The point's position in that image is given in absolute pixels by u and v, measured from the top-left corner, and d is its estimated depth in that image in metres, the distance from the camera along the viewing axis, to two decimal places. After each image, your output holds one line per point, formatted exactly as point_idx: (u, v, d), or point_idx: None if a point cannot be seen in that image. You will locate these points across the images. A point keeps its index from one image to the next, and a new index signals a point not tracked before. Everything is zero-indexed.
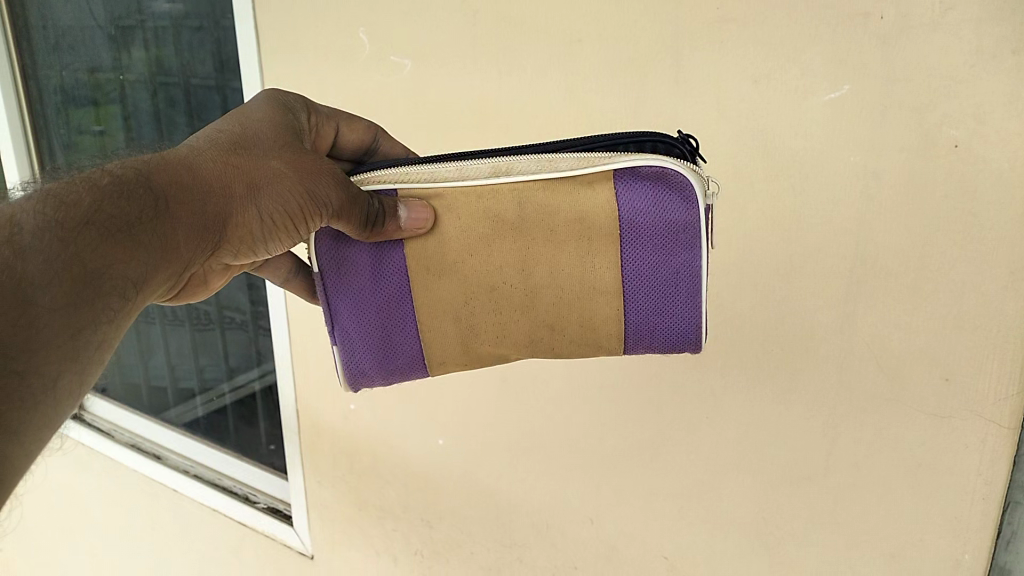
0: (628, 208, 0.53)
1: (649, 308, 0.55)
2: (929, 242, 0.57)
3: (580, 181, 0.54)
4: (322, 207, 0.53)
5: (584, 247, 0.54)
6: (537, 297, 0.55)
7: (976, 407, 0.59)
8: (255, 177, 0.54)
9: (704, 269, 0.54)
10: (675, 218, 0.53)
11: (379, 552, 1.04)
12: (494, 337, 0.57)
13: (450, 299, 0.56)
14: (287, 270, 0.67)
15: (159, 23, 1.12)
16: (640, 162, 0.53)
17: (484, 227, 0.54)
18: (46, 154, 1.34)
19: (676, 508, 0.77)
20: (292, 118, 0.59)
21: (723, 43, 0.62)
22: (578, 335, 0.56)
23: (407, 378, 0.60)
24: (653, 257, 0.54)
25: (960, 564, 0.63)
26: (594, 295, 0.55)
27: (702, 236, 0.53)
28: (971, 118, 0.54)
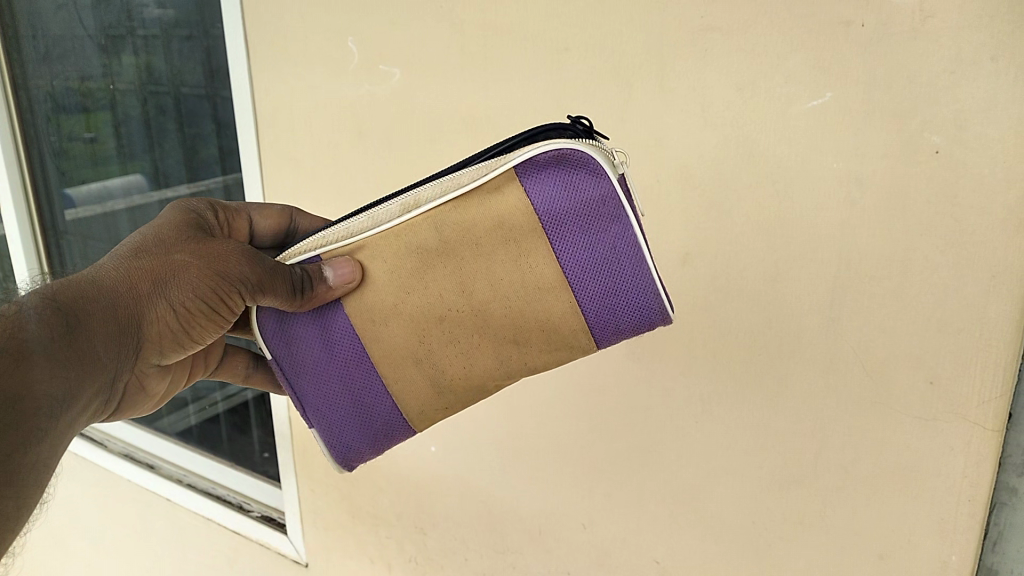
0: (541, 199, 0.53)
1: (599, 291, 0.54)
2: (912, 246, 0.58)
3: (487, 189, 0.54)
4: (238, 285, 0.57)
5: (515, 252, 0.54)
6: (487, 312, 0.56)
7: (961, 408, 0.59)
8: (160, 272, 0.59)
9: (637, 237, 0.53)
10: (590, 193, 0.52)
11: (373, 558, 1.04)
12: (462, 365, 0.59)
13: (406, 340, 0.59)
14: (247, 363, 0.77)
15: (149, 31, 1.12)
16: (533, 152, 0.52)
17: (412, 261, 0.57)
18: (36, 163, 1.34)
19: (667, 512, 0.77)
20: (195, 215, 0.64)
21: (707, 50, 0.62)
22: (544, 341, 0.57)
23: (395, 437, 0.64)
24: (584, 239, 0.53)
25: (947, 565, 0.64)
26: (542, 294, 0.55)
27: (623, 203, 0.52)
28: (953, 125, 0.54)
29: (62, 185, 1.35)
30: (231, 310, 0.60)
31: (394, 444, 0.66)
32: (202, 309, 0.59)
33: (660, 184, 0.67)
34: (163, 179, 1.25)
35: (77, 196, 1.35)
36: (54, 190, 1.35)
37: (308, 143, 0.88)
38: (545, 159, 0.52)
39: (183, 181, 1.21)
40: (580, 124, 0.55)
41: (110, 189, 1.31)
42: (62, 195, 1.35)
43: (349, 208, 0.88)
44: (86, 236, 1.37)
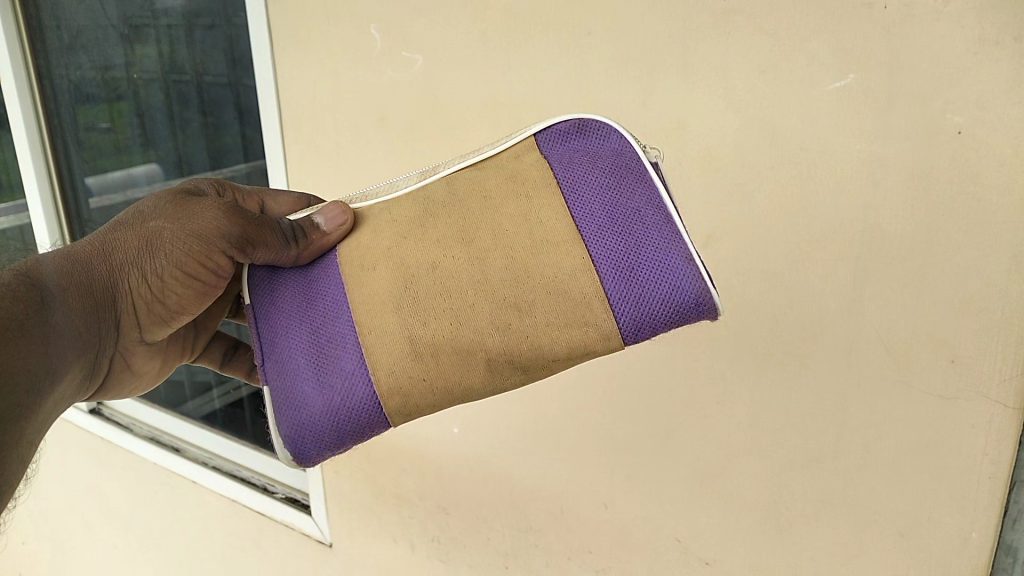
0: (560, 162, 0.55)
1: (619, 249, 0.50)
2: (934, 226, 0.59)
3: (507, 156, 0.57)
4: (222, 244, 0.59)
5: (525, 205, 0.53)
6: (486, 262, 0.52)
7: (982, 387, 0.60)
8: (139, 242, 0.61)
9: (664, 197, 0.51)
10: (612, 157, 0.54)
11: (397, 538, 1.06)
12: (449, 325, 0.51)
13: (390, 287, 0.54)
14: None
15: (172, 20, 1.13)
16: (554, 122, 0.57)
17: (416, 211, 0.56)
18: (60, 151, 1.35)
19: (688, 491, 0.79)
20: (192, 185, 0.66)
21: (730, 33, 0.63)
22: (550, 308, 0.50)
23: (350, 407, 0.53)
24: (603, 196, 0.52)
25: (968, 542, 0.64)
26: (551, 247, 0.51)
27: (649, 169, 0.52)
28: (974, 105, 0.55)
29: (85, 174, 1.36)
30: (216, 272, 0.61)
31: (353, 433, 0.54)
32: (181, 273, 0.61)
33: (683, 166, 0.68)
34: (186, 166, 1.26)
35: (97, 184, 1.37)
36: (76, 180, 1.37)
37: (331, 130, 0.89)
38: (567, 129, 0.56)
39: (207, 168, 1.23)
40: None
41: (135, 176, 1.33)
42: (84, 184, 1.37)
43: None
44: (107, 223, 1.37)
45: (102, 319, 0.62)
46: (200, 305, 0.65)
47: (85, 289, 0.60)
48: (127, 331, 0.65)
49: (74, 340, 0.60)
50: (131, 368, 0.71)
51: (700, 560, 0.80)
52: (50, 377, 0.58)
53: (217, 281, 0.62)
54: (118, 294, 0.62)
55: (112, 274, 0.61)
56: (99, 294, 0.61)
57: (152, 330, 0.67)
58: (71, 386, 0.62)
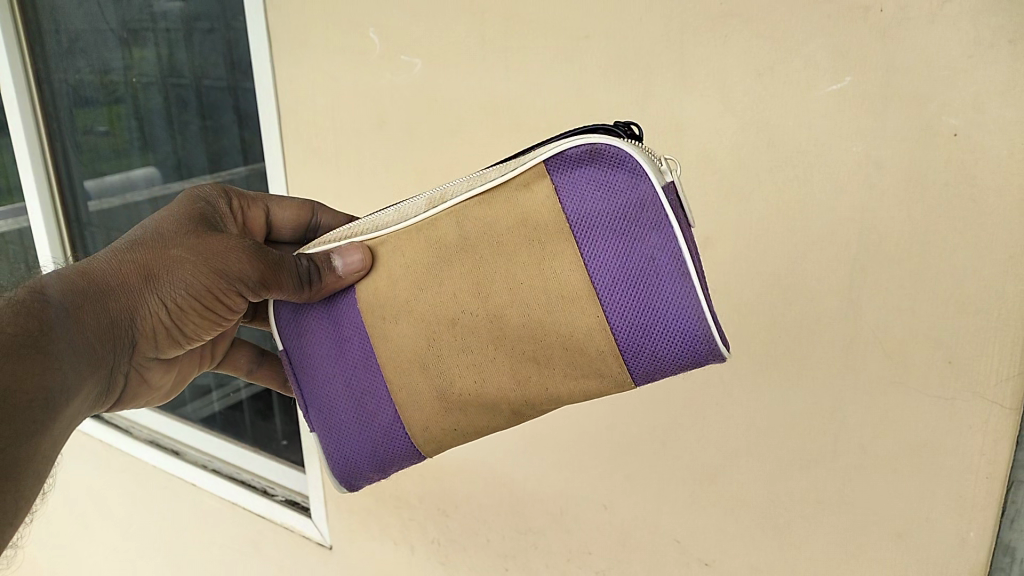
0: (572, 200, 0.52)
1: (634, 309, 0.51)
2: (930, 227, 0.59)
3: (515, 183, 0.53)
4: (238, 278, 0.59)
5: (538, 254, 0.53)
6: (503, 317, 0.54)
7: (979, 387, 0.60)
8: (153, 267, 0.61)
9: (680, 248, 0.50)
10: (626, 195, 0.51)
11: (397, 541, 1.06)
12: (474, 380, 0.56)
13: (416, 343, 0.57)
14: (251, 361, 0.80)
15: (171, 24, 1.13)
16: (564, 146, 0.52)
17: (429, 257, 0.56)
18: (59, 155, 1.35)
19: (687, 492, 0.79)
20: (206, 205, 0.66)
21: (727, 37, 0.63)
22: (567, 363, 0.54)
23: (394, 453, 0.61)
24: (617, 245, 0.51)
25: (966, 542, 0.65)
26: (566, 304, 0.52)
27: (665, 209, 0.50)
28: (970, 108, 0.55)
29: (83, 177, 1.36)
30: (231, 301, 0.62)
31: (396, 466, 0.63)
32: (197, 302, 0.61)
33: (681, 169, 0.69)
34: (185, 170, 1.26)
35: (95, 188, 1.37)
36: (75, 184, 1.37)
37: (331, 134, 0.89)
38: (577, 155, 0.52)
39: (206, 171, 1.23)
40: (626, 130, 0.54)
41: (133, 180, 1.33)
42: (83, 188, 1.37)
43: (372, 196, 0.89)
44: (110, 228, 1.38)
45: (116, 339, 0.62)
46: (214, 327, 0.66)
47: (98, 311, 0.60)
48: (141, 351, 0.66)
49: (88, 361, 0.60)
50: (147, 384, 0.72)
51: (699, 561, 0.81)
52: (62, 396, 0.57)
53: (231, 309, 0.63)
54: (133, 319, 0.62)
55: (126, 298, 0.61)
56: (113, 317, 0.61)
57: (166, 349, 0.67)
58: (85, 407, 0.63)
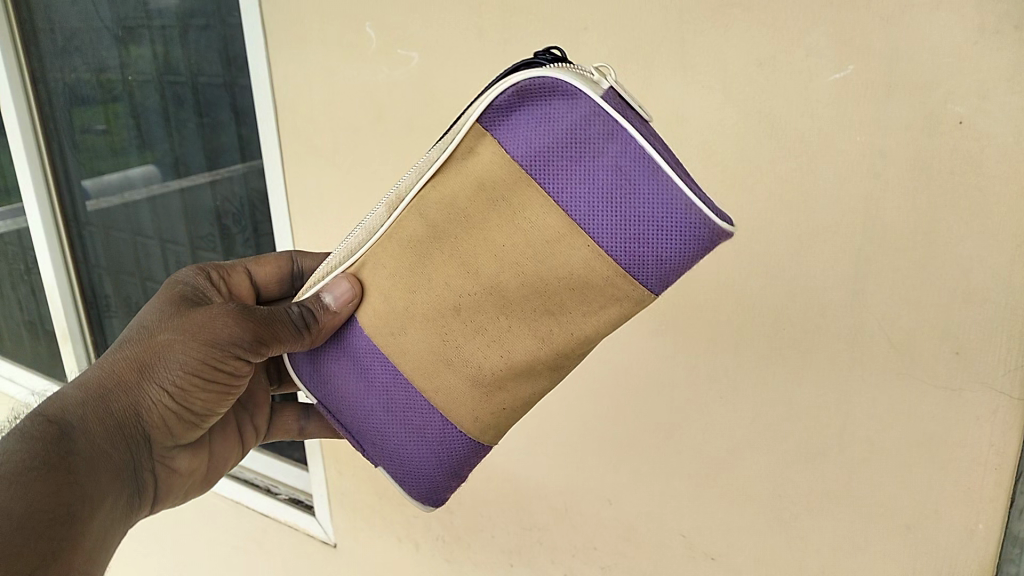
0: (518, 145, 0.49)
1: (621, 225, 0.48)
2: (936, 217, 0.58)
3: (459, 151, 0.51)
4: (233, 343, 0.61)
5: (508, 210, 0.51)
6: (502, 286, 0.52)
7: (987, 378, 0.60)
8: (148, 358, 0.62)
9: (640, 147, 0.47)
10: (568, 120, 0.48)
11: (401, 538, 1.06)
12: (500, 356, 0.55)
13: (429, 342, 0.56)
14: (299, 416, 0.82)
15: (166, 21, 1.12)
16: (490, 98, 0.50)
17: (410, 257, 0.55)
18: (54, 152, 1.34)
19: (692, 486, 0.78)
20: (186, 284, 0.67)
21: (728, 26, 0.62)
22: (580, 302, 0.52)
23: (458, 455, 0.59)
24: (580, 170, 0.49)
25: (974, 534, 0.64)
26: (555, 249, 0.50)
27: (612, 116, 0.47)
28: (975, 95, 0.54)
29: (80, 177, 1.36)
30: (234, 364, 0.63)
31: (467, 466, 0.61)
32: (202, 375, 0.62)
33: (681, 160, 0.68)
34: (182, 168, 1.26)
35: (94, 187, 1.36)
36: (72, 183, 1.36)
37: (328, 131, 0.89)
38: (506, 101, 0.49)
39: (205, 168, 1.23)
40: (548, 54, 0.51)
41: (131, 178, 1.33)
42: (80, 187, 1.36)
43: (370, 192, 0.88)
44: (110, 227, 1.38)
45: (132, 437, 0.62)
46: (226, 395, 0.67)
47: (104, 414, 0.60)
48: (160, 443, 0.66)
49: (111, 466, 0.60)
50: (181, 477, 0.71)
51: (705, 556, 0.80)
52: (87, 506, 0.56)
53: (236, 371, 0.64)
54: (143, 413, 0.63)
55: (129, 395, 0.62)
56: (122, 416, 0.61)
57: (185, 431, 0.67)
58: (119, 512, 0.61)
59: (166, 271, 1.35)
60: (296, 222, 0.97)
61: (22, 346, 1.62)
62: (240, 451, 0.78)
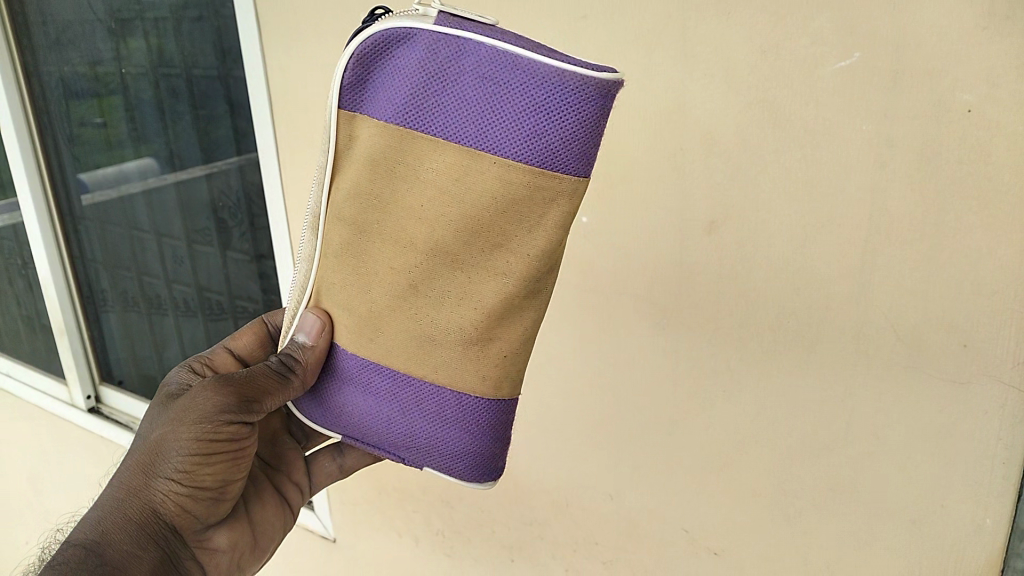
0: (384, 108, 0.48)
1: (512, 127, 0.45)
2: (944, 207, 0.57)
3: (343, 143, 0.50)
4: (226, 411, 0.59)
5: (411, 172, 0.49)
6: (443, 242, 0.49)
7: (996, 371, 0.59)
8: (150, 458, 0.60)
9: (488, 45, 0.45)
10: (414, 61, 0.47)
11: (401, 534, 1.05)
12: (473, 309, 0.51)
13: (406, 329, 0.53)
14: (336, 454, 0.77)
15: (159, 13, 1.11)
16: (337, 81, 0.49)
17: (348, 263, 0.53)
18: (49, 147, 1.31)
19: (695, 481, 0.77)
20: (172, 381, 0.66)
21: (731, 13, 0.61)
22: (519, 220, 0.48)
23: (485, 420, 0.54)
24: (451, 97, 0.46)
25: (982, 529, 0.63)
26: (468, 186, 0.47)
27: (450, 34, 0.46)
28: (984, 82, 0.53)
29: (76, 171, 1.34)
30: (235, 430, 0.60)
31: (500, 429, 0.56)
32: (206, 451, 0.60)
33: (683, 151, 0.67)
34: (178, 161, 1.26)
35: (91, 181, 1.35)
36: (68, 177, 1.34)
37: (323, 123, 0.87)
38: (354, 76, 0.48)
39: (199, 162, 1.23)
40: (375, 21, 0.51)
41: (126, 172, 1.33)
42: (76, 181, 1.34)
43: None
44: (106, 222, 1.37)
45: (160, 534, 0.61)
46: (239, 462, 0.64)
47: (122, 522, 0.59)
48: (190, 530, 0.63)
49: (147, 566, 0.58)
50: (228, 558, 0.68)
51: (708, 550, 0.79)
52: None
53: (242, 435, 0.61)
54: (162, 509, 0.61)
55: (140, 497, 0.60)
56: (141, 518, 0.60)
57: (212, 510, 0.64)
58: None
59: (162, 263, 1.36)
60: (293, 215, 0.96)
61: (20, 340, 1.60)
62: (288, 517, 0.75)
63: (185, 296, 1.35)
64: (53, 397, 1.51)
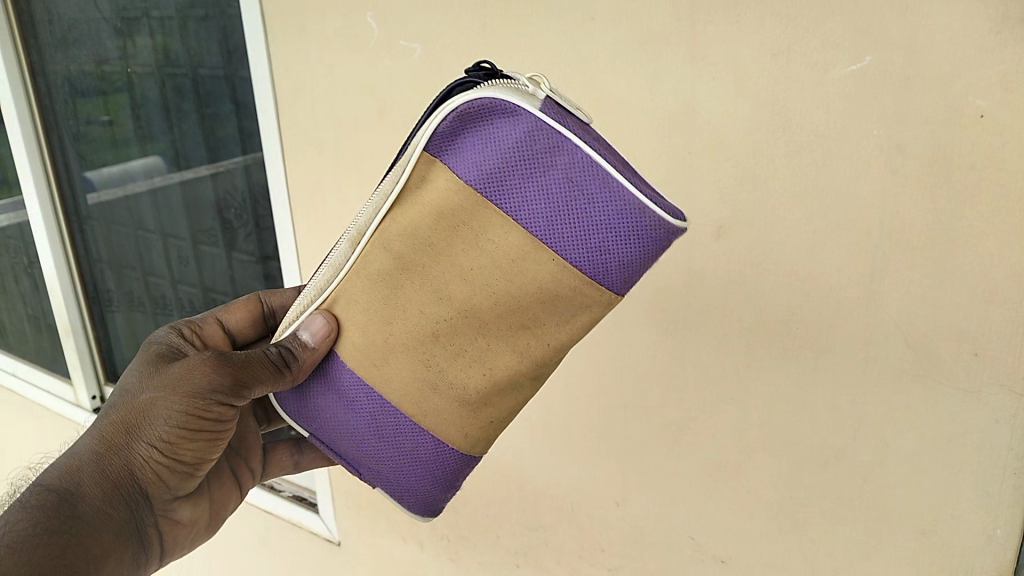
0: (468, 169, 0.48)
1: (580, 236, 0.47)
2: (956, 214, 0.56)
3: (414, 181, 0.50)
4: (215, 393, 0.58)
5: (470, 235, 0.49)
6: (477, 308, 0.51)
7: (1008, 380, 0.58)
8: (132, 418, 0.60)
9: (585, 156, 0.45)
10: (511, 138, 0.47)
11: (406, 538, 1.04)
12: (483, 375, 0.53)
13: (413, 370, 0.54)
14: (293, 451, 0.77)
15: (165, 12, 1.10)
16: (432, 126, 0.48)
17: (380, 290, 0.53)
18: (55, 146, 1.31)
19: (702, 488, 0.77)
20: (160, 344, 0.65)
21: (740, 16, 0.60)
22: (555, 313, 0.50)
23: (452, 468, 0.58)
24: (533, 185, 0.47)
25: (993, 539, 0.62)
26: (522, 266, 0.49)
27: (554, 128, 0.46)
28: (998, 87, 0.52)
29: (82, 169, 1.33)
30: (220, 411, 0.60)
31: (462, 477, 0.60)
32: (188, 427, 0.60)
33: (692, 155, 0.66)
34: (183, 161, 1.25)
35: (97, 179, 1.34)
36: (74, 175, 1.34)
37: (329, 124, 0.87)
38: (449, 127, 0.48)
39: (205, 162, 1.22)
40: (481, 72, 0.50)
41: (131, 171, 1.32)
42: (82, 179, 1.34)
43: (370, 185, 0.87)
44: (113, 221, 1.37)
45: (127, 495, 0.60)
46: (216, 443, 0.64)
47: (96, 478, 0.58)
48: (156, 498, 0.63)
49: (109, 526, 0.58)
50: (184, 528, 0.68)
51: (714, 558, 0.79)
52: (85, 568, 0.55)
53: (224, 418, 0.61)
54: (133, 472, 0.60)
55: (115, 456, 0.60)
56: (113, 477, 0.60)
57: (180, 482, 0.65)
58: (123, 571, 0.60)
59: (167, 263, 1.35)
60: (298, 218, 0.95)
61: (26, 339, 1.60)
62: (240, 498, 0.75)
63: (191, 297, 1.34)
64: (55, 395, 1.51)
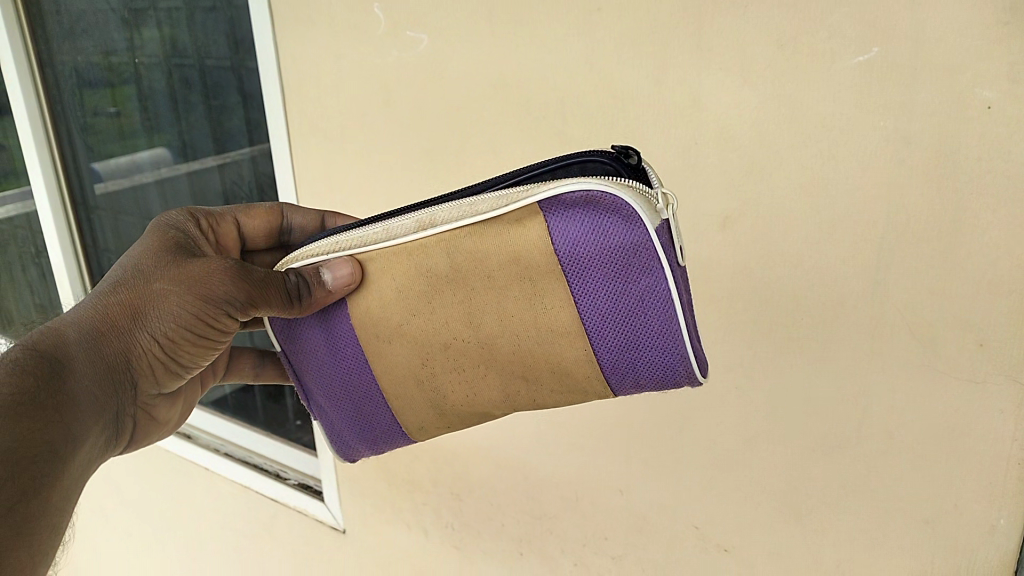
0: (566, 242, 0.52)
1: (620, 343, 0.54)
2: (960, 205, 0.56)
3: (511, 219, 0.53)
4: (226, 303, 0.59)
5: (529, 289, 0.54)
6: (494, 346, 0.56)
7: (1012, 370, 0.58)
8: (141, 304, 0.61)
9: (668, 292, 0.52)
10: (619, 240, 0.51)
11: (411, 527, 1.05)
12: (464, 394, 0.59)
13: (409, 361, 0.59)
14: (254, 362, 0.80)
15: (172, 3, 1.11)
16: (561, 190, 0.51)
17: (421, 284, 0.56)
18: (64, 137, 1.34)
19: (706, 477, 0.77)
20: (177, 231, 0.66)
21: (747, 8, 0.60)
22: (555, 381, 0.57)
23: (393, 441, 0.67)
24: (607, 285, 0.53)
25: (995, 529, 0.63)
26: (556, 335, 0.55)
27: (659, 257, 0.51)
28: (1005, 78, 0.52)
29: (90, 160, 1.34)
30: (224, 324, 0.62)
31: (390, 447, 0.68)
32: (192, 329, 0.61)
33: (698, 146, 0.66)
34: (191, 151, 1.24)
35: (104, 170, 1.34)
36: (83, 166, 1.36)
37: (336, 115, 0.87)
38: (573, 200, 0.51)
39: (212, 152, 1.21)
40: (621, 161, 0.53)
41: (139, 162, 1.31)
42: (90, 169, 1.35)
43: (376, 175, 0.87)
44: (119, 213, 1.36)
45: (117, 378, 0.62)
46: (211, 350, 0.66)
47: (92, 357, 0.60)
48: (141, 389, 0.65)
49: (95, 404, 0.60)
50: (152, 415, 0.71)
51: (718, 547, 0.79)
52: (69, 442, 0.56)
53: (224, 330, 0.63)
54: (128, 359, 0.62)
55: (116, 338, 0.61)
56: (109, 360, 0.61)
57: (167, 381, 0.67)
58: (98, 448, 0.62)
59: None
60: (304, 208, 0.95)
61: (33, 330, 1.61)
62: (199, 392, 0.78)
63: None
64: None
